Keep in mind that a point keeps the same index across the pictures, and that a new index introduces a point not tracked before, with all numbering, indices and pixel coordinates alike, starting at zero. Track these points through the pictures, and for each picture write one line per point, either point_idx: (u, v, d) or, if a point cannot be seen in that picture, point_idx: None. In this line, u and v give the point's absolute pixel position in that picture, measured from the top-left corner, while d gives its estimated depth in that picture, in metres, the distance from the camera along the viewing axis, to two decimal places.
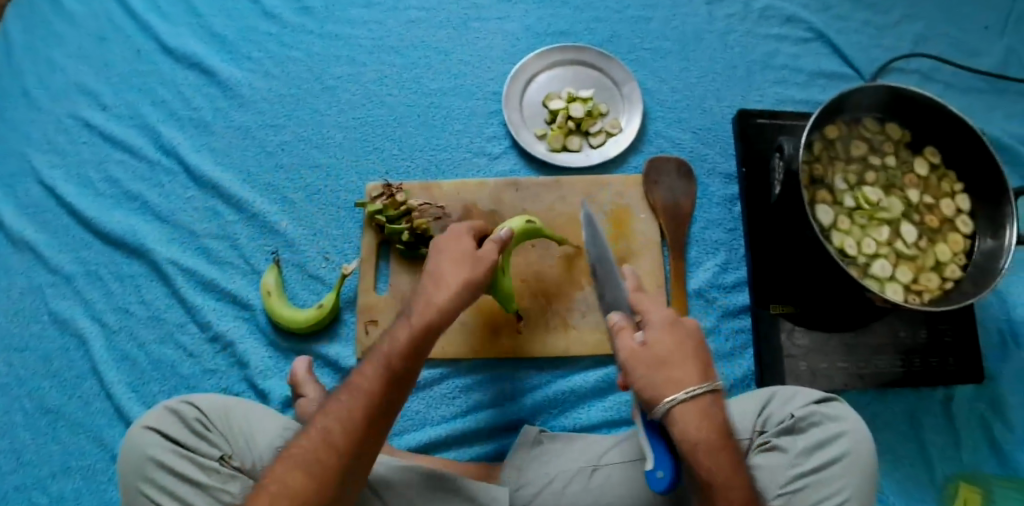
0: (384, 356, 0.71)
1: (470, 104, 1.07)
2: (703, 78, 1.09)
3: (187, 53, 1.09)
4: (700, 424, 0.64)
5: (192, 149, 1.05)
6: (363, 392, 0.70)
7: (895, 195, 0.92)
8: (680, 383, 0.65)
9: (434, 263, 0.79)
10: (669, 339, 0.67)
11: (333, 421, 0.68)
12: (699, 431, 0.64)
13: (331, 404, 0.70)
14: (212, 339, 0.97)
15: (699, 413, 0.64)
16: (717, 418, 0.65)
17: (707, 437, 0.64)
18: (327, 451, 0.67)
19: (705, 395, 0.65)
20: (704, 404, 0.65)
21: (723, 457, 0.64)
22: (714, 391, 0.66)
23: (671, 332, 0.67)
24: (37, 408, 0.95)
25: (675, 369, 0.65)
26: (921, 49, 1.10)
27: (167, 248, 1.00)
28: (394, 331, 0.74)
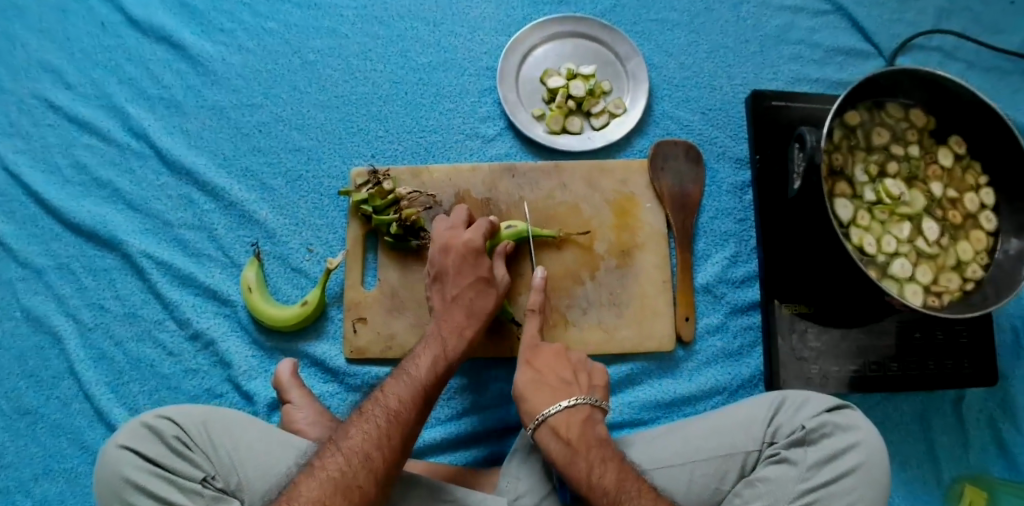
0: (419, 382, 0.76)
1: (462, 81, 0.99)
2: (713, 53, 1.01)
3: (154, 25, 0.98)
4: (556, 441, 0.75)
5: (164, 131, 0.96)
6: (401, 415, 0.73)
7: (918, 189, 0.86)
8: (534, 409, 0.78)
9: (448, 291, 0.84)
10: (529, 374, 0.81)
11: (373, 443, 0.70)
12: (553, 445, 0.75)
13: (367, 426, 0.72)
14: (192, 337, 0.91)
15: (552, 431, 0.76)
16: (571, 434, 0.75)
17: (557, 449, 0.74)
18: (367, 474, 0.68)
19: (556, 415, 0.76)
20: (556, 422, 0.76)
21: (580, 466, 0.73)
22: (567, 409, 0.77)
23: (529, 369, 0.81)
24: (14, 410, 0.89)
25: (533, 399, 0.78)
26: (944, 24, 1.02)
27: (142, 241, 0.93)
28: (421, 357, 0.79)
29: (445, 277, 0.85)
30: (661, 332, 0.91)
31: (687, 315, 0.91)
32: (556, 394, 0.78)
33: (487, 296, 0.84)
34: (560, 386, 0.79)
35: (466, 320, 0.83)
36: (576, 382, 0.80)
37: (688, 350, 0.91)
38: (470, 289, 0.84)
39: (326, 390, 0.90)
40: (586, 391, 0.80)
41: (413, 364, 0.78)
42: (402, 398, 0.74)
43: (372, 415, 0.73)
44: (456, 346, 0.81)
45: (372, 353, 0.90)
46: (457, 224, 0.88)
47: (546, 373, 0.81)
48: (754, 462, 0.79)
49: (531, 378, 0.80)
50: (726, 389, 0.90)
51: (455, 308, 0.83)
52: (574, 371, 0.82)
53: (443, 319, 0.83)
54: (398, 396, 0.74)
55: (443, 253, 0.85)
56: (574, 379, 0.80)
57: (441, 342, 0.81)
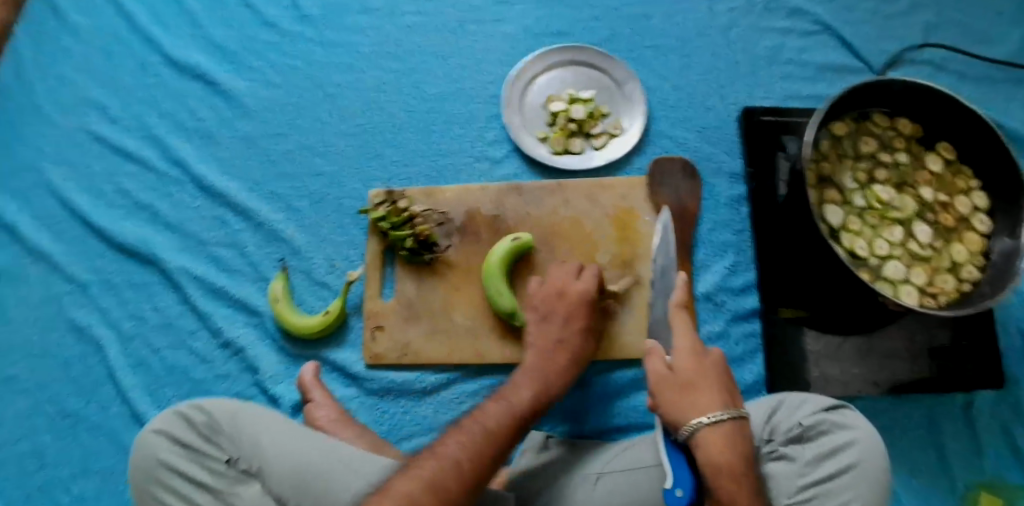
0: (515, 409, 0.79)
1: (470, 108, 1.08)
2: (705, 75, 1.07)
3: (191, 65, 1.11)
4: (724, 448, 0.70)
5: (200, 159, 1.08)
6: (496, 433, 0.74)
7: (908, 194, 0.90)
8: (702, 407, 0.72)
9: (555, 331, 0.89)
10: (693, 367, 0.76)
11: (467, 453, 0.70)
12: (722, 454, 0.70)
13: (463, 437, 0.72)
14: (223, 345, 1.00)
15: (720, 437, 0.71)
16: (739, 445, 0.71)
17: (728, 460, 0.69)
18: (459, 482, 0.68)
19: (729, 421, 0.72)
20: (727, 430, 0.71)
21: (744, 485, 0.69)
22: (737, 417, 0.72)
23: (695, 362, 0.76)
24: (58, 412, 0.99)
25: (699, 395, 0.74)
26: (934, 38, 1.06)
27: (179, 258, 1.03)
28: (520, 388, 0.82)
29: (554, 318, 0.90)
30: None
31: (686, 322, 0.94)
32: (723, 400, 0.74)
33: (588, 342, 0.90)
34: (726, 393, 0.75)
35: (567, 362, 0.87)
36: (735, 398, 0.75)
37: None
38: (574, 333, 0.89)
39: (348, 394, 0.97)
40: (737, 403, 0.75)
41: (514, 392, 0.81)
42: (500, 421, 0.76)
43: (470, 430, 0.73)
44: (556, 385, 0.85)
45: (391, 359, 0.97)
46: (571, 271, 0.94)
47: (711, 376, 0.75)
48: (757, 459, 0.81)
49: (700, 375, 0.75)
50: None
51: (560, 350, 0.88)
52: (728, 388, 0.76)
53: (546, 357, 0.87)
54: (495, 417, 0.76)
55: (558, 296, 0.91)
56: (731, 393, 0.76)
57: (544, 376, 0.85)
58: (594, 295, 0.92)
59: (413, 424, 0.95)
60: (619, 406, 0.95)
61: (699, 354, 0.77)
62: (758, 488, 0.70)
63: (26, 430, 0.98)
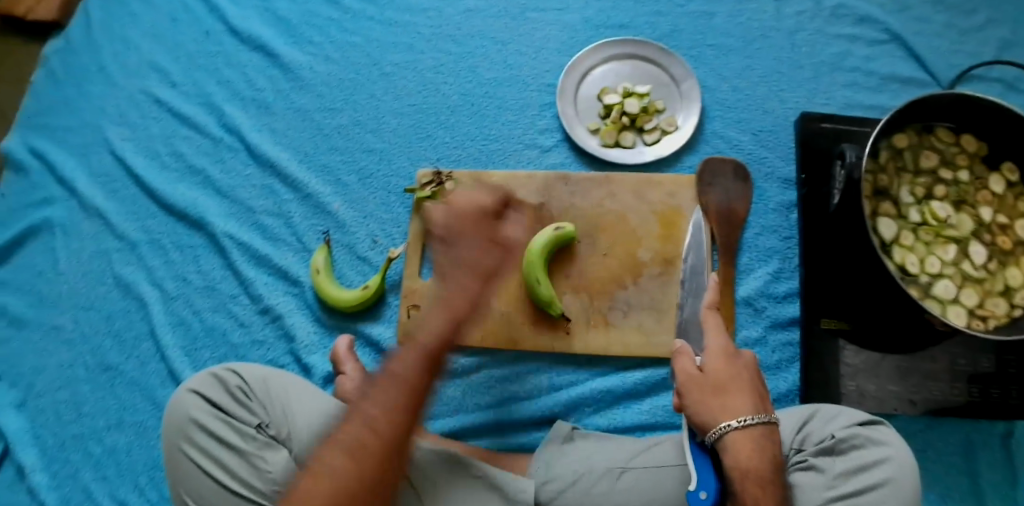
0: (428, 349, 0.66)
1: (524, 95, 1.07)
2: (766, 78, 1.05)
3: (253, 35, 1.13)
4: (752, 453, 0.69)
5: (254, 128, 1.09)
6: (405, 379, 0.65)
7: (965, 213, 0.87)
8: (734, 409, 0.71)
9: (454, 259, 0.68)
10: (725, 369, 0.74)
11: (379, 408, 0.64)
12: (750, 458, 0.69)
13: (386, 395, 0.64)
14: (262, 312, 1.01)
15: (749, 441, 0.70)
16: (769, 451, 0.70)
17: (757, 466, 0.68)
18: (376, 442, 0.63)
19: (760, 426, 0.71)
20: (757, 434, 0.70)
21: (772, 491, 0.68)
22: (768, 423, 0.71)
23: (728, 363, 0.74)
24: (98, 365, 1.01)
25: (730, 397, 0.72)
26: (1006, 56, 1.03)
27: (226, 223, 1.04)
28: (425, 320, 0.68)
29: (455, 240, 0.69)
30: None
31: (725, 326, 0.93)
32: (753, 404, 0.72)
33: (494, 256, 0.69)
34: (758, 399, 0.73)
35: (474, 282, 0.68)
36: (766, 403, 0.74)
37: None
38: (479, 251, 0.68)
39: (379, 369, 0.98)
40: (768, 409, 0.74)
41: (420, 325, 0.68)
42: (413, 371, 0.65)
43: (387, 386, 0.65)
44: (460, 308, 0.67)
45: None
46: (473, 189, 0.73)
47: (744, 380, 0.74)
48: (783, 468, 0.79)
49: (732, 377, 0.74)
50: None
51: (456, 272, 0.68)
52: (760, 392, 0.75)
53: (444, 284, 0.69)
54: (409, 362, 0.66)
55: (443, 215, 0.70)
56: (762, 397, 0.74)
57: (448, 301, 0.68)
58: (490, 204, 0.71)
59: (439, 404, 0.96)
60: (646, 403, 0.93)
61: (731, 356, 0.75)
62: (783, 496, 0.69)
63: (68, 380, 1.00)
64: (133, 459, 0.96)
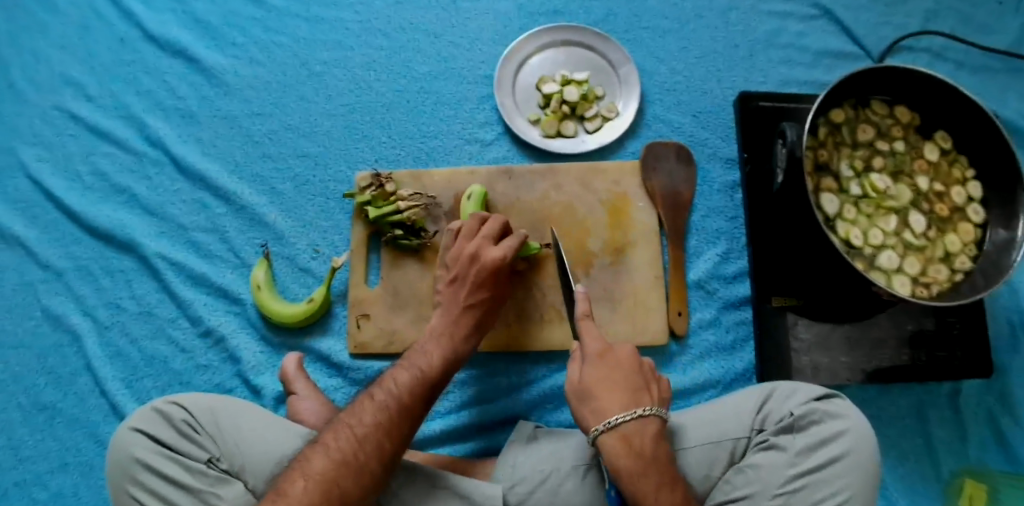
0: (428, 380, 0.79)
1: (461, 89, 1.04)
2: (703, 58, 1.05)
3: (171, 40, 1.06)
4: (623, 451, 0.69)
5: (179, 140, 1.03)
6: (407, 403, 0.76)
7: (903, 183, 0.88)
8: (603, 412, 0.71)
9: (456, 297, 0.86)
10: (602, 371, 0.74)
11: (384, 432, 0.73)
12: (619, 458, 0.69)
13: (380, 413, 0.74)
14: (203, 334, 0.96)
15: (619, 440, 0.70)
16: (642, 445, 0.70)
17: (627, 463, 0.68)
18: (379, 462, 0.72)
19: (628, 423, 0.70)
20: (626, 432, 0.70)
21: (650, 483, 0.68)
22: (637, 419, 0.71)
23: (602, 366, 0.74)
24: (34, 405, 0.94)
25: (601, 399, 0.72)
26: (932, 25, 1.06)
27: (156, 243, 0.98)
28: (430, 353, 0.82)
29: (463, 282, 0.87)
30: (654, 325, 0.92)
31: (679, 310, 0.93)
32: (627, 399, 0.72)
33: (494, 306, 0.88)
34: (632, 393, 0.73)
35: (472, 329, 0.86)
36: (648, 391, 0.74)
37: (681, 345, 0.93)
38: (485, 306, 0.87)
39: (331, 384, 0.94)
40: (656, 402, 0.74)
41: (423, 360, 0.81)
42: (414, 395, 0.77)
43: (384, 404, 0.75)
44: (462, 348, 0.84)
45: (375, 348, 0.94)
46: (488, 234, 0.89)
47: (619, 377, 0.74)
48: (744, 449, 0.78)
49: (604, 377, 0.74)
50: (720, 381, 0.91)
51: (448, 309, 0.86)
52: (647, 381, 0.75)
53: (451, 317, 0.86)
54: (408, 389, 0.77)
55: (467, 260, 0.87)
56: (647, 387, 0.74)
57: (451, 340, 0.84)
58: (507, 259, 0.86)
59: None
60: None
61: (607, 355, 0.75)
62: (666, 484, 0.68)
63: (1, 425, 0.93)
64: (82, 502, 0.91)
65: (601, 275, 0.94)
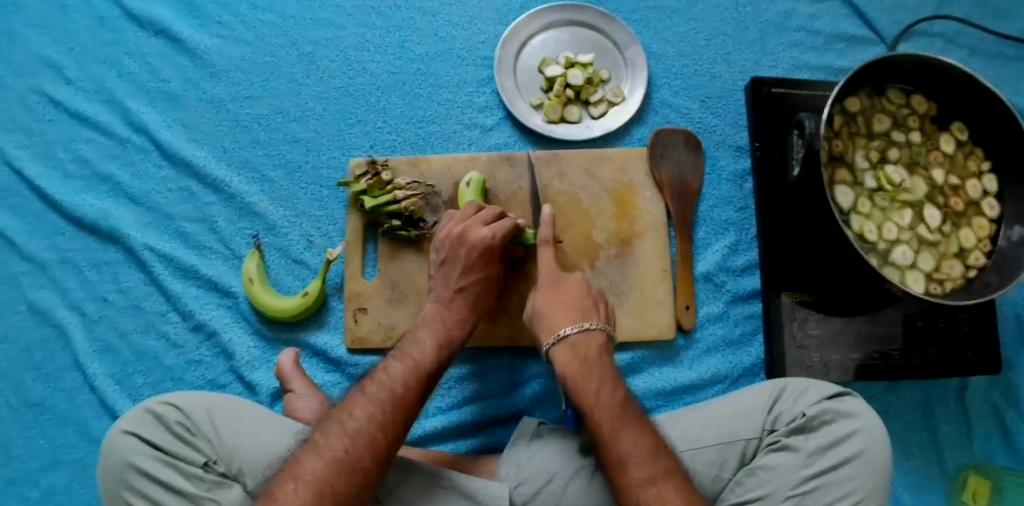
0: (423, 371, 0.76)
1: (459, 71, 0.99)
2: (712, 41, 1.01)
3: (153, 19, 0.99)
4: (569, 356, 0.77)
5: (165, 124, 0.97)
6: (401, 394, 0.73)
7: (919, 175, 0.86)
8: (553, 327, 0.80)
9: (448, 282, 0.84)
10: (555, 298, 0.83)
11: (379, 425, 0.70)
12: (564, 358, 0.77)
13: (373, 406, 0.71)
14: (195, 329, 0.91)
15: (566, 350, 0.78)
16: (586, 351, 0.77)
17: (573, 367, 0.76)
18: (374, 458, 0.68)
19: (574, 334, 0.79)
20: (574, 340, 0.78)
21: (591, 380, 0.74)
22: (583, 331, 0.79)
23: (556, 293, 0.83)
24: (23, 402, 0.89)
25: (553, 318, 0.81)
26: (945, 10, 1.03)
27: (143, 233, 0.93)
28: (425, 342, 0.79)
29: (454, 266, 0.84)
30: (662, 319, 0.90)
31: (687, 304, 0.91)
32: (575, 318, 0.80)
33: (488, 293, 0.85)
34: (579, 311, 0.81)
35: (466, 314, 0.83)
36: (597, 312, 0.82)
37: (688, 339, 0.91)
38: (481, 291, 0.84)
39: (328, 380, 0.91)
40: (603, 319, 0.82)
41: (417, 349, 0.78)
42: (409, 386, 0.74)
43: (377, 396, 0.72)
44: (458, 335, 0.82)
45: (373, 342, 0.91)
46: (480, 218, 0.85)
47: (569, 301, 0.82)
48: (754, 451, 0.76)
49: (556, 301, 0.82)
50: (728, 377, 0.89)
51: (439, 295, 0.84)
52: (596, 303, 0.84)
53: (446, 307, 0.83)
54: (402, 380, 0.74)
55: (457, 244, 0.84)
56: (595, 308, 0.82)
57: (444, 327, 0.81)
58: (499, 242, 0.83)
59: None
60: None
61: (561, 285, 0.84)
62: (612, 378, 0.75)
63: None
64: (76, 499, 0.87)
65: (608, 267, 0.91)
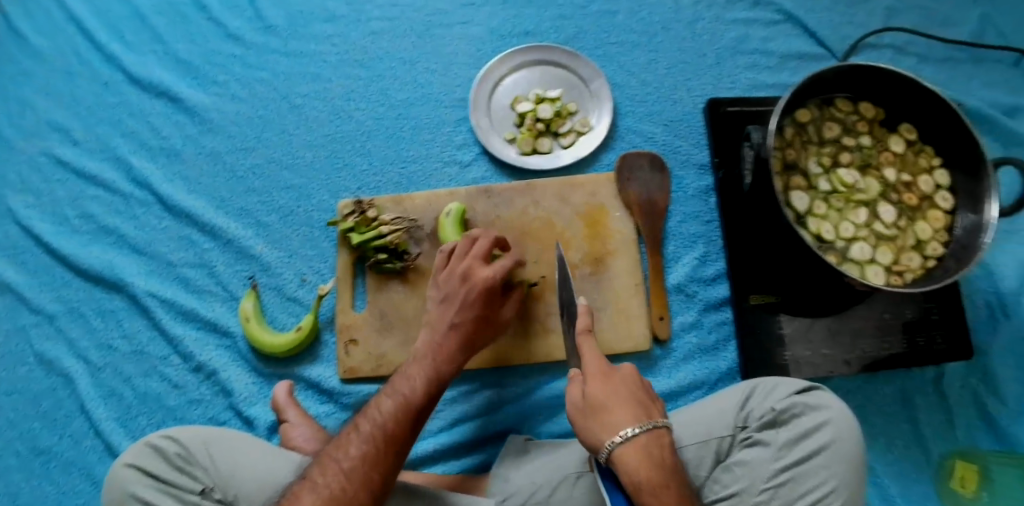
0: (412, 405, 0.78)
1: (437, 113, 1.07)
2: (672, 68, 1.08)
3: (153, 82, 1.09)
4: (642, 463, 0.68)
5: (166, 178, 1.06)
6: (391, 430, 0.76)
7: (872, 176, 0.90)
8: (615, 426, 0.69)
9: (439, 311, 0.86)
10: (603, 387, 0.72)
11: (371, 464, 0.74)
12: (643, 471, 0.67)
13: (365, 445, 0.75)
14: (196, 369, 0.97)
15: (637, 452, 0.68)
16: (661, 455, 0.69)
17: (649, 474, 0.67)
18: (370, 495, 0.73)
19: (643, 434, 0.69)
20: (644, 441, 0.69)
21: (670, 497, 0.67)
22: (652, 430, 0.70)
23: (605, 382, 0.73)
24: (30, 449, 0.95)
25: (611, 415, 0.70)
26: (895, 23, 1.09)
27: (147, 281, 1.01)
28: (414, 376, 0.81)
29: (452, 300, 0.85)
30: (638, 331, 0.93)
31: (661, 314, 0.94)
32: (634, 412, 0.71)
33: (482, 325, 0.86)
34: (639, 406, 0.71)
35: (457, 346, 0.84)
36: (651, 404, 0.73)
37: (665, 349, 0.94)
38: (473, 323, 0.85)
39: (323, 410, 0.95)
40: (660, 412, 0.72)
41: (406, 383, 0.80)
42: (398, 422, 0.77)
43: (369, 434, 0.75)
44: (445, 365, 0.82)
45: (364, 371, 0.95)
46: (479, 253, 0.87)
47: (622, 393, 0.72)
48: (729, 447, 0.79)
49: (609, 394, 0.71)
50: (705, 383, 0.92)
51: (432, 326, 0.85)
52: (646, 393, 0.74)
53: (436, 338, 0.84)
54: (392, 416, 0.77)
55: (460, 279, 0.85)
56: (647, 400, 0.73)
57: (436, 360, 0.82)
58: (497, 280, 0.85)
59: None
60: None
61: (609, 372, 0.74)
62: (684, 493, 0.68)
63: None
64: None
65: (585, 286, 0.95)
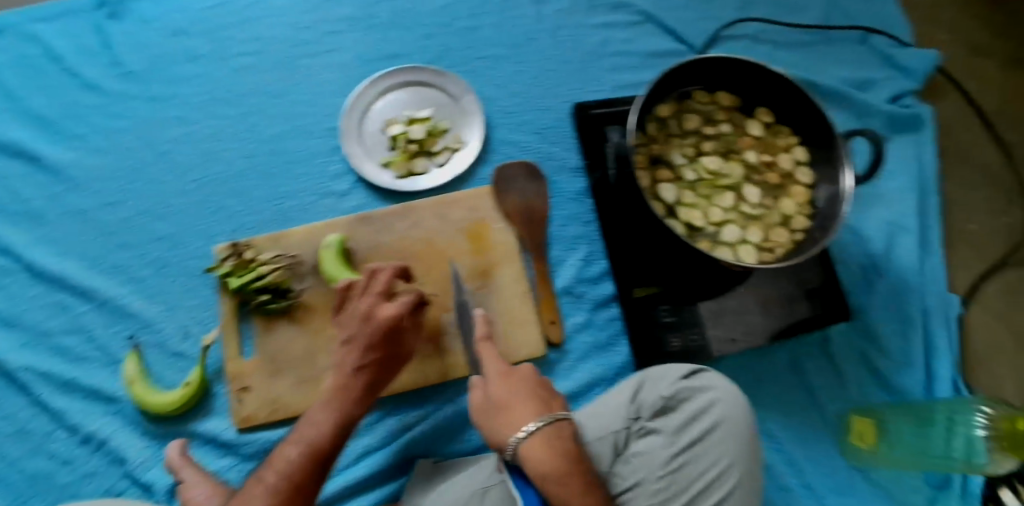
0: (319, 451, 0.77)
1: (310, 144, 1.05)
2: (539, 77, 1.09)
3: (7, 142, 1.03)
4: (546, 454, 0.73)
5: (32, 243, 1.00)
6: (296, 480, 0.76)
7: (735, 161, 0.94)
8: (516, 423, 0.75)
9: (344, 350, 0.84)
10: (505, 388, 0.78)
11: None
12: (546, 462, 0.72)
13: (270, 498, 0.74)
14: (83, 441, 0.91)
15: (542, 445, 0.73)
16: (564, 444, 0.74)
17: (553, 465, 0.72)
18: None
19: (543, 428, 0.74)
20: (546, 433, 0.74)
21: (573, 487, 0.72)
22: (555, 421, 0.75)
23: (506, 383, 0.79)
24: None
25: (514, 413, 0.76)
26: (747, 13, 1.14)
27: (20, 355, 0.94)
28: (319, 420, 0.79)
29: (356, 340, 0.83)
30: (533, 339, 0.94)
31: (552, 318, 0.95)
32: (533, 409, 0.76)
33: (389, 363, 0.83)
34: (538, 403, 0.77)
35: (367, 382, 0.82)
36: (549, 402, 0.78)
37: (559, 352, 0.95)
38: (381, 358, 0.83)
39: (223, 465, 0.91)
40: (558, 408, 0.78)
41: (313, 428, 0.79)
42: (303, 471, 0.76)
43: (274, 487, 0.75)
44: (351, 405, 0.81)
45: (260, 418, 0.92)
46: (380, 293, 0.84)
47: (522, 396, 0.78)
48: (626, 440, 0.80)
49: (511, 394, 0.78)
50: (605, 379, 0.93)
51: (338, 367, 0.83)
52: (546, 393, 0.80)
53: (341, 377, 0.82)
54: (297, 466, 0.76)
55: (363, 319, 0.83)
56: (545, 399, 0.79)
57: (344, 401, 0.80)
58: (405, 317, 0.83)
59: None
60: None
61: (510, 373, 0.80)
62: (590, 480, 0.73)
63: None
64: None
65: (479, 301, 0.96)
